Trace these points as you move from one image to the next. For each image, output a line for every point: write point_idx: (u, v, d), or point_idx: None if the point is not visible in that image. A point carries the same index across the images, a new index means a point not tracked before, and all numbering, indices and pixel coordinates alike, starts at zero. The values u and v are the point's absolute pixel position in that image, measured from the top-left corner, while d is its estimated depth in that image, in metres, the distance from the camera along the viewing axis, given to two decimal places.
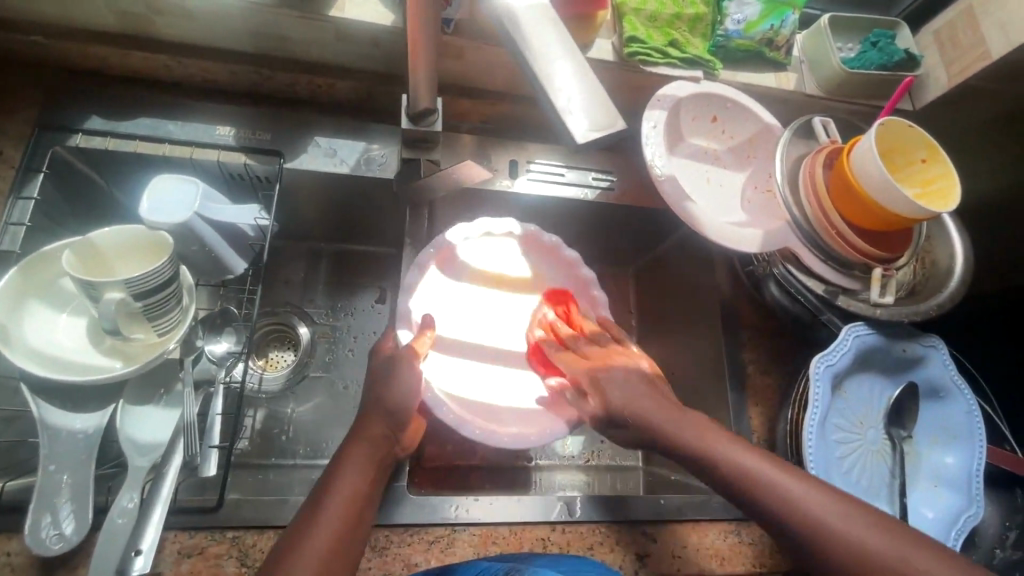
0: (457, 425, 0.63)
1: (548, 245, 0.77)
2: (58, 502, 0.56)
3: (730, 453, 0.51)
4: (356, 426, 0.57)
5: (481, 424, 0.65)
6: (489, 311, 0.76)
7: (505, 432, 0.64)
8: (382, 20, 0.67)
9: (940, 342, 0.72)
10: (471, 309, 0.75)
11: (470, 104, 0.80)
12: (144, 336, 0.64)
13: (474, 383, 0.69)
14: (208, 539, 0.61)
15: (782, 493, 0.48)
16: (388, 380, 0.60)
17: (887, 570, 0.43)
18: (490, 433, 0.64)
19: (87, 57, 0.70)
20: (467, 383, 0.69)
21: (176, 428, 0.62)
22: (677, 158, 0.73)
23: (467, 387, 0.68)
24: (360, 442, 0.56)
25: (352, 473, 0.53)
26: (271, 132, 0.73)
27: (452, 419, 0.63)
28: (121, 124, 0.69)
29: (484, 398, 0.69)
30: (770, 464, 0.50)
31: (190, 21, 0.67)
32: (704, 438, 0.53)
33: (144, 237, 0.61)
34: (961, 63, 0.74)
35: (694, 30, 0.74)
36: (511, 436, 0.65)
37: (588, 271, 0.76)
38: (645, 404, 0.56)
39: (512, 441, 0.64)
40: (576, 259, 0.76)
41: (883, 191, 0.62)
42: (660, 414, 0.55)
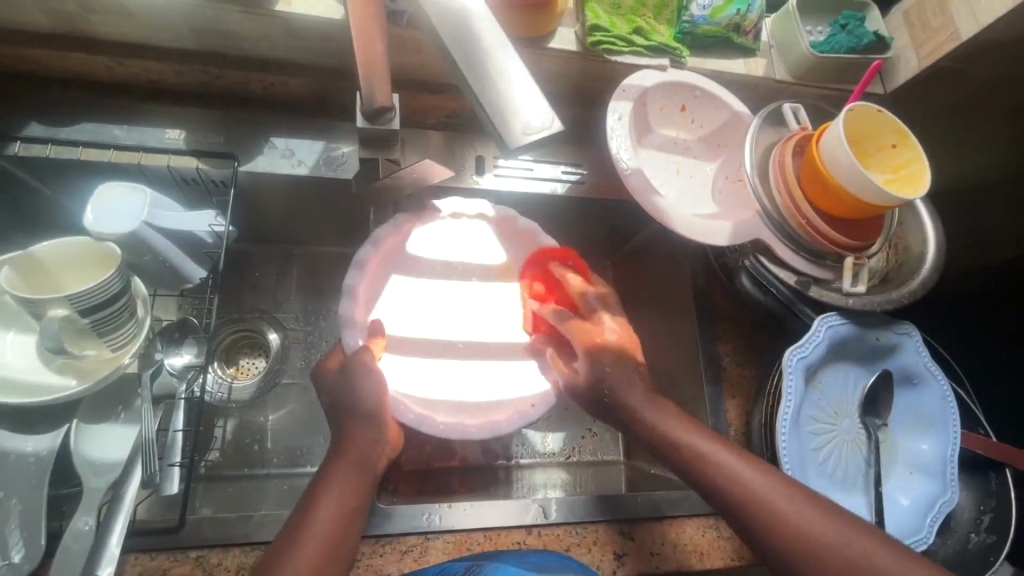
0: (421, 424, 0.60)
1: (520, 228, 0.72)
2: (6, 529, 0.54)
3: (662, 423, 0.57)
4: (339, 439, 0.55)
5: (447, 417, 0.62)
6: (460, 305, 0.73)
7: (475, 421, 0.63)
8: (331, 14, 0.64)
9: (915, 329, 0.71)
10: (441, 309, 0.73)
11: (432, 99, 0.77)
12: (96, 351, 0.60)
13: (441, 370, 0.68)
14: (170, 560, 0.59)
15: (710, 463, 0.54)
16: (350, 390, 0.56)
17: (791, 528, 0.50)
18: (459, 425, 0.61)
19: (23, 59, 0.67)
20: (435, 374, 0.67)
21: (134, 446, 0.60)
22: (646, 150, 0.71)
23: (433, 386, 0.65)
24: (343, 457, 0.54)
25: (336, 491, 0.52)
26: (224, 134, 0.71)
27: (414, 418, 0.60)
28: (63, 130, 0.66)
29: (454, 386, 0.67)
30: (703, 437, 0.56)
31: (128, 20, 0.64)
32: (650, 409, 0.57)
33: (89, 248, 0.58)
34: (931, 45, 0.72)
35: (659, 16, 0.71)
36: (481, 428, 0.62)
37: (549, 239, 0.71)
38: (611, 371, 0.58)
39: (483, 432, 0.62)
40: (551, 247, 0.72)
41: (852, 178, 0.60)
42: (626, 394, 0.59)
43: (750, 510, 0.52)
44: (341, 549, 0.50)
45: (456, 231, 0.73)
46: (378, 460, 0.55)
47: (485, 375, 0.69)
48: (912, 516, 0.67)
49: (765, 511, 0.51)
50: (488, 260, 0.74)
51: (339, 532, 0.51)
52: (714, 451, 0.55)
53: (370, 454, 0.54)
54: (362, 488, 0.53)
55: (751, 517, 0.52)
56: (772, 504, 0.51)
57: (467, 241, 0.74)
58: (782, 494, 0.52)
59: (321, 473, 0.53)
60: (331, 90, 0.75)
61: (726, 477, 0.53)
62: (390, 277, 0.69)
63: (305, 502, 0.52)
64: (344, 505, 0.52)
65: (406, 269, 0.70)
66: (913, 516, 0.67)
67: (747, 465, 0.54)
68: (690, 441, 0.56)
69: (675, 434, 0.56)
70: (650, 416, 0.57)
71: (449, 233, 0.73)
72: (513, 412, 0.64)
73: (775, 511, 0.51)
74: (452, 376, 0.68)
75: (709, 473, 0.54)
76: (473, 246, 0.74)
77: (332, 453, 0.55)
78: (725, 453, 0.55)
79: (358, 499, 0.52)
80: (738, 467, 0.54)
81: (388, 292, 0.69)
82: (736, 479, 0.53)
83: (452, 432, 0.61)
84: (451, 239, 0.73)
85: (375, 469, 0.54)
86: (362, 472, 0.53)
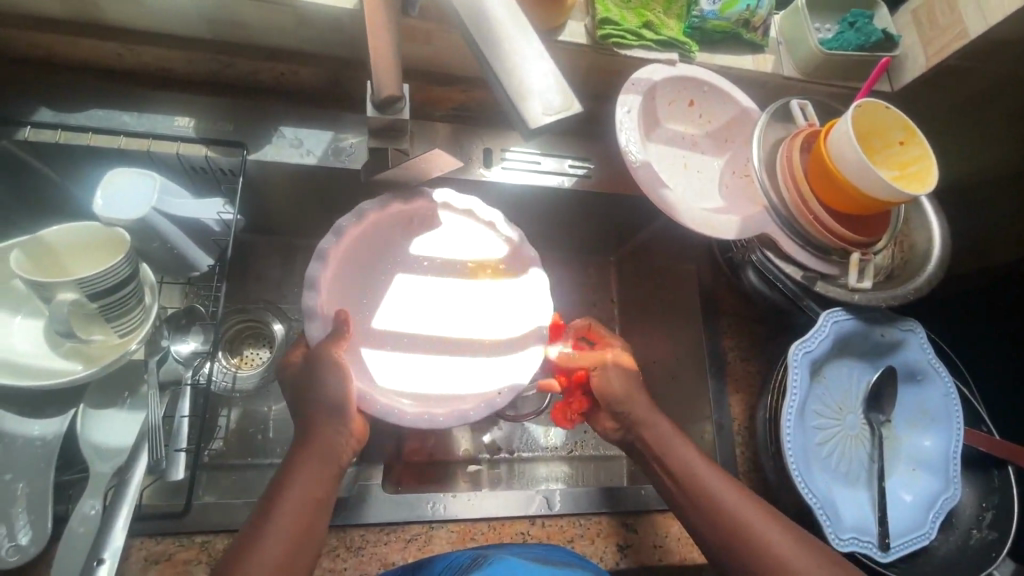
0: (385, 413, 0.58)
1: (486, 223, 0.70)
2: (13, 512, 0.54)
3: (646, 416, 0.62)
4: (304, 433, 0.56)
5: (416, 405, 0.60)
6: (460, 303, 0.69)
7: (442, 410, 0.60)
8: (342, 3, 0.64)
9: (919, 326, 0.71)
10: (442, 307, 0.69)
11: (441, 91, 0.77)
12: (103, 336, 0.60)
13: (421, 365, 0.64)
14: (175, 544, 0.59)
15: (677, 455, 0.59)
16: (316, 386, 0.57)
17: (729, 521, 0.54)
18: (426, 413, 0.59)
19: (33, 45, 0.67)
20: (414, 370, 0.63)
21: (140, 432, 0.60)
22: (653, 144, 0.71)
23: (419, 381, 0.63)
24: (311, 450, 0.55)
25: (303, 484, 0.53)
26: (233, 123, 0.71)
27: (381, 408, 0.58)
28: (73, 116, 0.66)
29: (431, 380, 0.63)
30: (669, 428, 0.62)
31: (140, 6, 0.64)
32: (637, 406, 0.63)
33: (100, 234, 0.59)
34: (939, 44, 0.73)
35: (668, 11, 0.72)
36: (449, 416, 0.60)
37: (507, 230, 0.70)
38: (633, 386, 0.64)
39: (449, 421, 0.59)
40: (513, 239, 0.70)
41: (860, 174, 0.61)
42: (621, 395, 0.63)
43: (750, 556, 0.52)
44: (305, 545, 0.51)
45: (448, 225, 0.71)
46: (343, 452, 0.56)
47: (472, 368, 0.64)
48: (915, 512, 0.67)
49: (766, 558, 0.52)
50: (487, 253, 0.71)
51: (304, 526, 0.51)
52: (725, 491, 0.56)
53: (337, 448, 0.56)
54: (327, 478, 0.54)
55: (749, 562, 0.52)
56: (774, 553, 0.52)
57: (451, 232, 0.71)
58: (727, 486, 0.57)
59: (284, 468, 0.54)
60: (340, 80, 0.76)
61: (735, 520, 0.54)
62: (395, 276, 0.69)
63: (267, 500, 0.52)
64: (311, 496, 0.53)
65: (412, 261, 0.69)
66: (916, 512, 0.67)
67: (757, 512, 0.55)
68: (705, 480, 0.57)
69: (682, 460, 0.59)
70: (676, 448, 0.60)
71: (444, 228, 0.71)
72: (479, 399, 0.62)
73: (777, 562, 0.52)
74: (427, 373, 0.64)
75: (670, 459, 0.59)
76: (462, 238, 0.71)
77: (297, 444, 0.56)
78: (737, 496, 0.56)
79: (325, 491, 0.54)
80: (747, 513, 0.54)
81: (392, 291, 0.68)
82: (737, 520, 0.54)
83: (418, 422, 0.58)
84: (438, 230, 0.70)
85: (342, 460, 0.56)
86: (328, 463, 0.55)
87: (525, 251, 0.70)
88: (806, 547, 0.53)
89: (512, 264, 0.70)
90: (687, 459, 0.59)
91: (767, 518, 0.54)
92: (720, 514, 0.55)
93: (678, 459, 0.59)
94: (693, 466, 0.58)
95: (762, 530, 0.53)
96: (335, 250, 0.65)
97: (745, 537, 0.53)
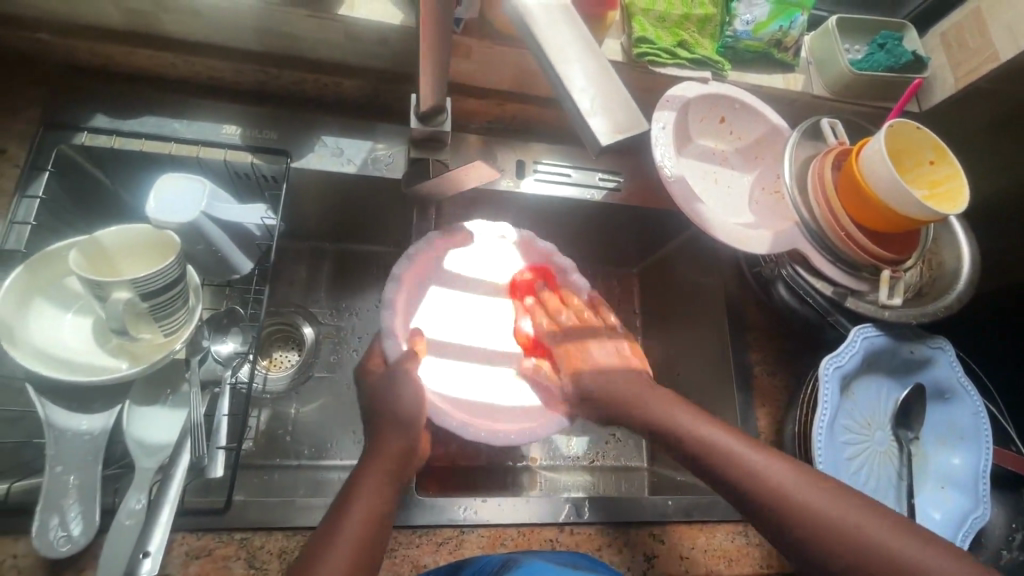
0: (460, 431, 0.61)
1: (541, 250, 0.73)
2: (65, 504, 0.56)
3: (652, 401, 0.61)
4: (374, 443, 0.55)
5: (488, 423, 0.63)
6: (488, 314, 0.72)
7: (514, 427, 0.63)
8: (391, 20, 0.67)
9: (948, 344, 0.72)
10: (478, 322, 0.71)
11: (476, 104, 0.80)
12: (150, 336, 0.62)
13: (473, 378, 0.67)
14: (216, 540, 0.61)
15: (694, 433, 0.57)
16: (387, 394, 0.58)
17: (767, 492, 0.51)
18: (500, 431, 0.62)
19: (93, 54, 0.70)
20: (463, 379, 0.66)
21: (182, 428, 0.61)
22: (685, 159, 0.73)
23: (472, 390, 0.66)
24: (381, 464, 0.54)
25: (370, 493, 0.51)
26: (277, 131, 0.73)
27: (457, 425, 0.61)
28: (125, 122, 0.69)
29: (484, 391, 0.66)
30: (681, 410, 0.60)
31: (195, 19, 0.67)
32: (636, 391, 0.62)
33: (149, 237, 0.61)
34: (969, 66, 0.74)
35: (702, 31, 0.74)
36: (521, 432, 0.63)
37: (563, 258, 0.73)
38: (614, 380, 0.64)
39: (522, 438, 0.62)
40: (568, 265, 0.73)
41: (893, 192, 0.62)
42: (625, 386, 0.63)
43: (770, 503, 0.51)
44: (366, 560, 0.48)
45: (491, 246, 0.73)
46: (409, 468, 0.56)
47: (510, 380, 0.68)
48: (945, 529, 0.67)
49: (784, 504, 0.51)
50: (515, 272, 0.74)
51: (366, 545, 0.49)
52: (738, 448, 0.55)
53: (400, 461, 0.55)
54: (391, 492, 0.52)
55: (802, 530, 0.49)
56: (790, 497, 0.51)
57: (488, 255, 0.73)
58: (757, 453, 0.54)
59: (352, 479, 0.53)
60: (380, 94, 0.78)
61: (774, 489, 0.51)
62: (429, 288, 0.69)
63: (339, 502, 0.51)
64: (371, 516, 0.50)
65: (446, 280, 0.70)
66: (945, 529, 0.67)
67: (766, 458, 0.54)
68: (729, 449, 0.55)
69: (698, 434, 0.57)
70: (686, 423, 0.58)
71: (480, 249, 0.73)
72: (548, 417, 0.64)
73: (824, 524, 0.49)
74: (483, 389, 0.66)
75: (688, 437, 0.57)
76: (498, 259, 0.73)
77: (366, 460, 0.54)
78: (742, 446, 0.55)
79: (386, 507, 0.52)
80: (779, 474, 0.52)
81: (427, 301, 0.68)
82: (776, 488, 0.51)
83: (493, 439, 0.61)
84: (473, 249, 0.72)
85: (406, 477, 0.55)
86: (393, 478, 0.53)
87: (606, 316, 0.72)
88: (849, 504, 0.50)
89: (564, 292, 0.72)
90: (705, 432, 0.57)
91: (785, 464, 0.53)
92: (730, 465, 0.54)
93: (697, 436, 0.57)
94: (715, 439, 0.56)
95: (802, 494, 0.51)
96: (408, 273, 0.67)
97: (763, 487, 0.52)
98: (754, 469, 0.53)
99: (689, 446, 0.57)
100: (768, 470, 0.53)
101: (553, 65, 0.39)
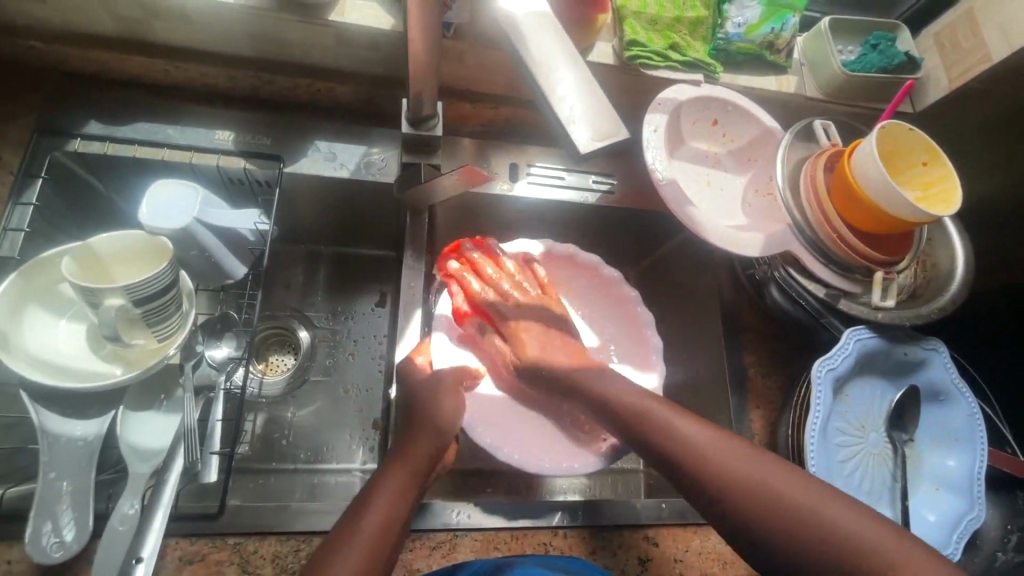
0: (492, 449, 0.66)
1: (607, 278, 0.78)
2: (59, 510, 0.56)
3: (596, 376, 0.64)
4: (402, 448, 0.57)
5: (523, 449, 0.67)
6: None
7: (547, 461, 0.66)
8: (382, 25, 0.67)
9: (942, 346, 0.71)
10: None
11: (469, 108, 0.80)
12: (144, 341, 0.62)
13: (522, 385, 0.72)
14: (209, 546, 0.61)
15: (633, 404, 0.59)
16: (427, 400, 0.62)
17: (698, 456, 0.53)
18: (533, 461, 0.66)
19: (87, 61, 0.70)
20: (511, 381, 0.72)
21: (176, 434, 0.61)
22: (678, 161, 0.73)
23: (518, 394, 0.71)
24: (404, 470, 0.55)
25: (386, 500, 0.52)
26: (271, 136, 0.73)
27: (490, 443, 0.66)
28: (119, 129, 0.69)
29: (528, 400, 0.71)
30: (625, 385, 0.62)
31: (188, 26, 0.67)
32: (580, 364, 0.65)
33: (140, 242, 0.61)
34: (962, 67, 0.74)
35: (694, 34, 0.74)
36: (551, 465, 0.66)
37: (627, 288, 0.78)
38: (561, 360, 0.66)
39: (550, 470, 0.66)
40: (631, 296, 0.78)
41: (884, 194, 0.62)
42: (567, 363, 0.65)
43: (682, 457, 0.53)
44: (382, 557, 0.49)
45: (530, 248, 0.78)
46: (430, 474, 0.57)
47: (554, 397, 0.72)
48: (938, 532, 0.67)
49: (697, 459, 0.53)
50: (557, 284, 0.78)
51: (379, 550, 0.49)
52: (673, 418, 0.56)
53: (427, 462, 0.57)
54: (409, 501, 0.54)
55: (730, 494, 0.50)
56: (703, 452, 0.53)
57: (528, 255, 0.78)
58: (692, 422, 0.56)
59: (373, 484, 0.54)
60: (374, 99, 0.78)
61: (704, 454, 0.53)
62: None
63: (358, 504, 0.52)
64: (388, 522, 0.51)
65: None
66: (939, 532, 0.67)
67: (683, 418, 0.56)
68: (666, 418, 0.56)
69: (636, 406, 0.58)
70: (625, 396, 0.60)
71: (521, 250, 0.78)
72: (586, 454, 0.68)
73: (751, 489, 0.50)
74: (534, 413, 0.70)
75: (629, 409, 0.58)
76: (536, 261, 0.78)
77: (393, 464, 0.56)
78: (662, 407, 0.57)
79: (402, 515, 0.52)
80: (710, 442, 0.53)
81: None
82: (708, 454, 0.52)
83: (524, 464, 0.65)
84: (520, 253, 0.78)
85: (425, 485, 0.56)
86: (415, 485, 0.55)
87: (638, 311, 0.77)
88: (785, 473, 0.51)
89: (627, 321, 0.77)
90: (644, 404, 0.58)
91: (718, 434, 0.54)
92: (648, 424, 0.57)
93: (634, 407, 0.58)
94: (652, 409, 0.57)
95: (732, 461, 0.52)
96: None
97: (677, 442, 0.54)
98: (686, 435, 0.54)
99: (626, 416, 0.58)
100: (682, 428, 0.55)
101: (536, 73, 0.40)
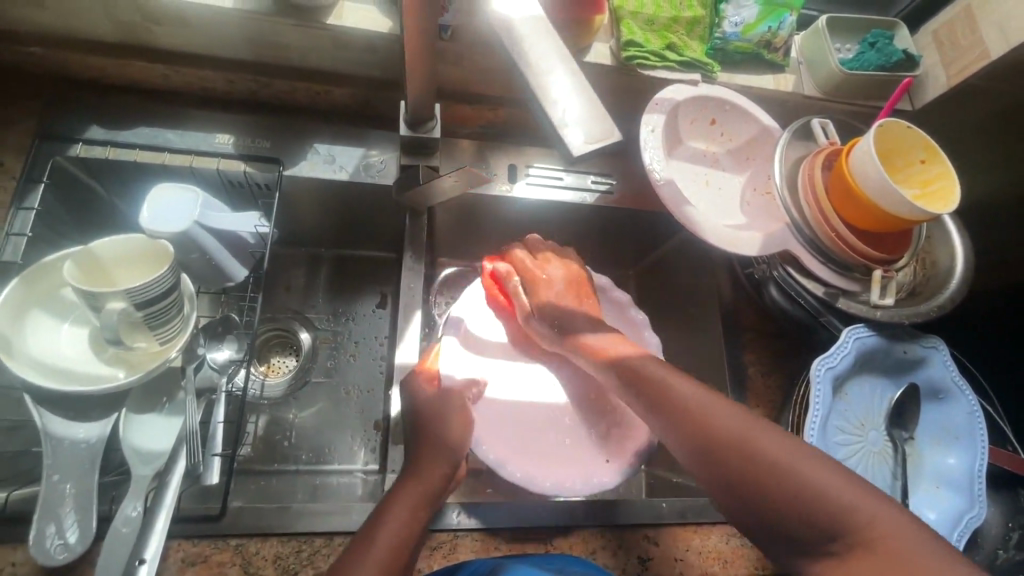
0: (497, 466, 0.66)
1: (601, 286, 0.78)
2: (62, 512, 0.56)
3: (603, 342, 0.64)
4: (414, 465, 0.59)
5: (525, 467, 0.67)
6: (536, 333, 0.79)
7: (550, 479, 0.67)
8: (380, 28, 0.67)
9: (942, 343, 0.71)
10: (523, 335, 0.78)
11: (467, 110, 0.80)
12: (146, 344, 0.62)
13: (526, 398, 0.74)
14: (212, 547, 0.61)
15: (632, 363, 0.59)
16: (434, 418, 0.62)
17: (687, 409, 0.52)
18: (536, 479, 0.66)
19: (86, 66, 0.70)
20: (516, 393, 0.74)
21: (178, 436, 0.62)
22: (676, 161, 0.73)
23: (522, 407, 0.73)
24: (416, 485, 0.56)
25: (398, 515, 0.53)
26: (271, 140, 0.74)
27: (494, 461, 0.66)
28: (120, 133, 0.70)
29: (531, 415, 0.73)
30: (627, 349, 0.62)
31: (186, 31, 0.67)
32: (608, 338, 0.65)
33: (141, 246, 0.61)
34: (960, 64, 0.74)
35: (691, 33, 0.74)
36: (555, 482, 0.67)
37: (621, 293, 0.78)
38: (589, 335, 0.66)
39: (554, 488, 0.66)
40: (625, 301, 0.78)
41: (882, 192, 0.62)
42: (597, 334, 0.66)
43: (678, 415, 0.52)
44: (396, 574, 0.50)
45: None
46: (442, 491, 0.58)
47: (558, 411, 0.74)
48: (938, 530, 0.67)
49: (683, 412, 0.52)
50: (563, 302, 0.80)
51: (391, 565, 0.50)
52: (665, 375, 0.56)
53: (439, 485, 0.58)
54: (420, 517, 0.55)
55: (716, 446, 0.49)
56: (691, 405, 0.52)
57: None
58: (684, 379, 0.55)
59: (384, 501, 0.55)
60: (372, 102, 0.79)
61: (693, 409, 0.52)
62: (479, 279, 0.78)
63: (372, 519, 0.53)
64: (400, 538, 0.52)
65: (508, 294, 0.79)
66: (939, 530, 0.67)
67: (677, 377, 0.56)
68: (662, 378, 0.56)
69: (635, 365, 0.58)
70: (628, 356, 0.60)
71: None
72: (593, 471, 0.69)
73: (737, 442, 0.49)
74: (547, 421, 0.73)
75: (629, 368, 0.59)
76: None
77: (404, 481, 0.57)
78: (665, 371, 0.57)
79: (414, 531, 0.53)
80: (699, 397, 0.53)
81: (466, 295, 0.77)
82: (697, 410, 0.52)
83: (527, 482, 0.66)
84: None
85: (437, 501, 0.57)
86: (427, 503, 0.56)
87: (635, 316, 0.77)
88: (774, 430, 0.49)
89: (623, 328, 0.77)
90: (644, 364, 0.58)
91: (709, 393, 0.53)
92: (648, 383, 0.56)
93: (633, 366, 0.59)
94: (650, 368, 0.58)
95: (717, 415, 0.51)
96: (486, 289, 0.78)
97: (672, 400, 0.53)
98: (679, 390, 0.54)
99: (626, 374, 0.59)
100: (678, 388, 0.54)
101: (530, 76, 0.40)
